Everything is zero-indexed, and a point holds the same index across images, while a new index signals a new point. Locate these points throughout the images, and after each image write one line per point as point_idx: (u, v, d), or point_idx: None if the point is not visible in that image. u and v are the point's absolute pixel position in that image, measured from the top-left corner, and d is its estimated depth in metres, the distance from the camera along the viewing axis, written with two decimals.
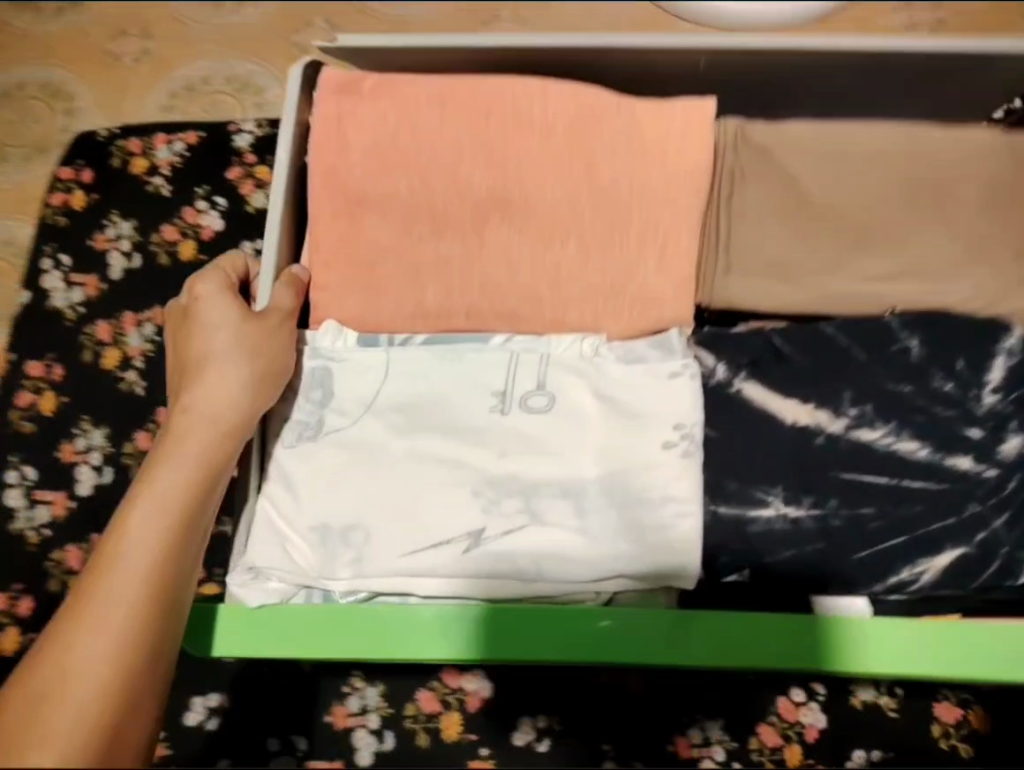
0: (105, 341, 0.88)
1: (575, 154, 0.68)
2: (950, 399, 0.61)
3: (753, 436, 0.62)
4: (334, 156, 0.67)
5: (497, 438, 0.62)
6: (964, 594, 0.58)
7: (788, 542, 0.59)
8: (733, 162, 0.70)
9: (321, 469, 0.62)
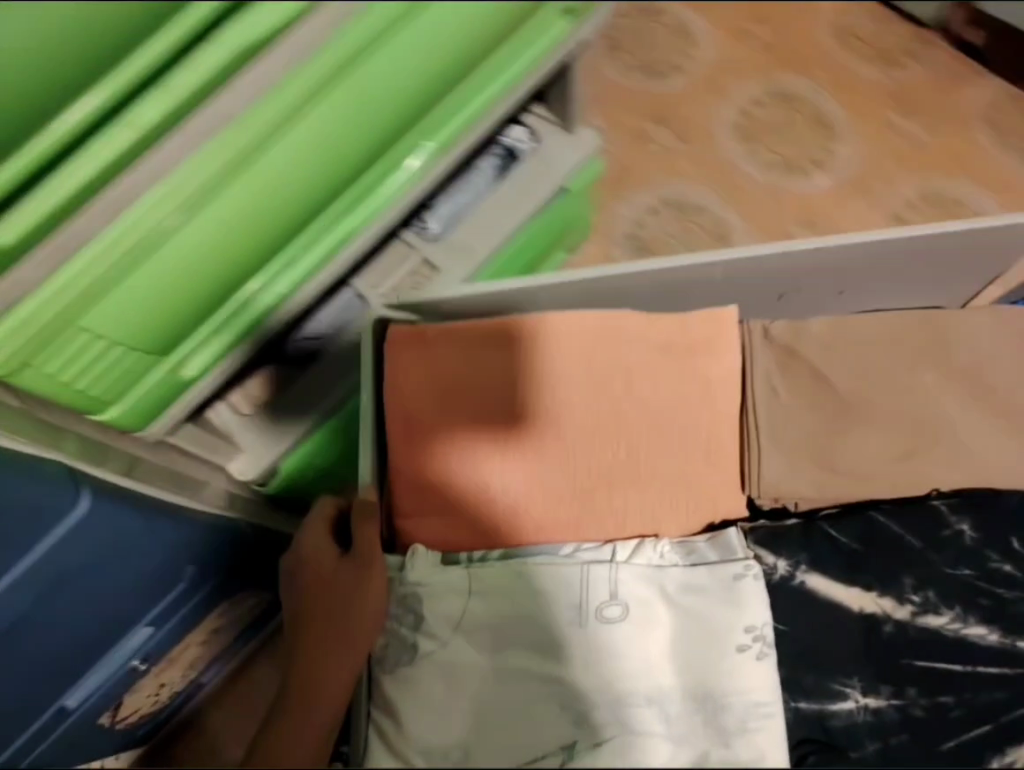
0: None
1: (618, 374, 0.74)
2: (1010, 580, 0.66)
3: (827, 627, 0.65)
4: (412, 396, 0.75)
5: (581, 652, 0.65)
6: None
7: (876, 737, 0.63)
8: (765, 359, 0.76)
9: (421, 692, 0.66)
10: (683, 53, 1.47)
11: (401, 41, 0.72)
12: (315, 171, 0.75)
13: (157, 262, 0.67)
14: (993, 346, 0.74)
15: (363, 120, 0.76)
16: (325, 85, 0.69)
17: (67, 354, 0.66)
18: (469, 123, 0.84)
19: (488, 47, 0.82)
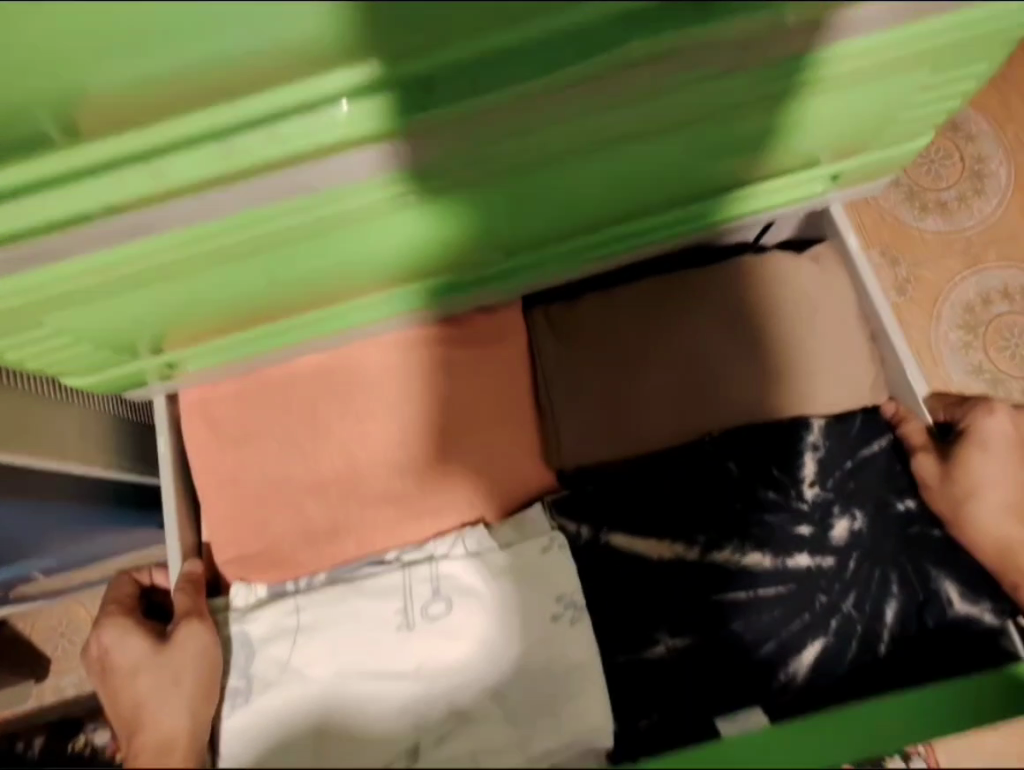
0: None
1: (415, 380, 0.75)
2: (776, 504, 0.74)
3: (627, 584, 0.72)
4: (207, 462, 0.75)
5: (410, 656, 0.67)
6: (838, 674, 0.70)
7: (677, 673, 0.70)
8: (545, 341, 0.79)
9: (267, 726, 0.66)
10: (978, 170, 1.14)
11: (563, 174, 0.57)
12: (301, 286, 0.63)
13: (108, 302, 0.57)
14: (746, 295, 0.80)
15: (434, 244, 0.62)
16: (281, 239, 0.55)
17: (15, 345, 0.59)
18: (643, 241, 0.72)
19: (692, 194, 0.66)
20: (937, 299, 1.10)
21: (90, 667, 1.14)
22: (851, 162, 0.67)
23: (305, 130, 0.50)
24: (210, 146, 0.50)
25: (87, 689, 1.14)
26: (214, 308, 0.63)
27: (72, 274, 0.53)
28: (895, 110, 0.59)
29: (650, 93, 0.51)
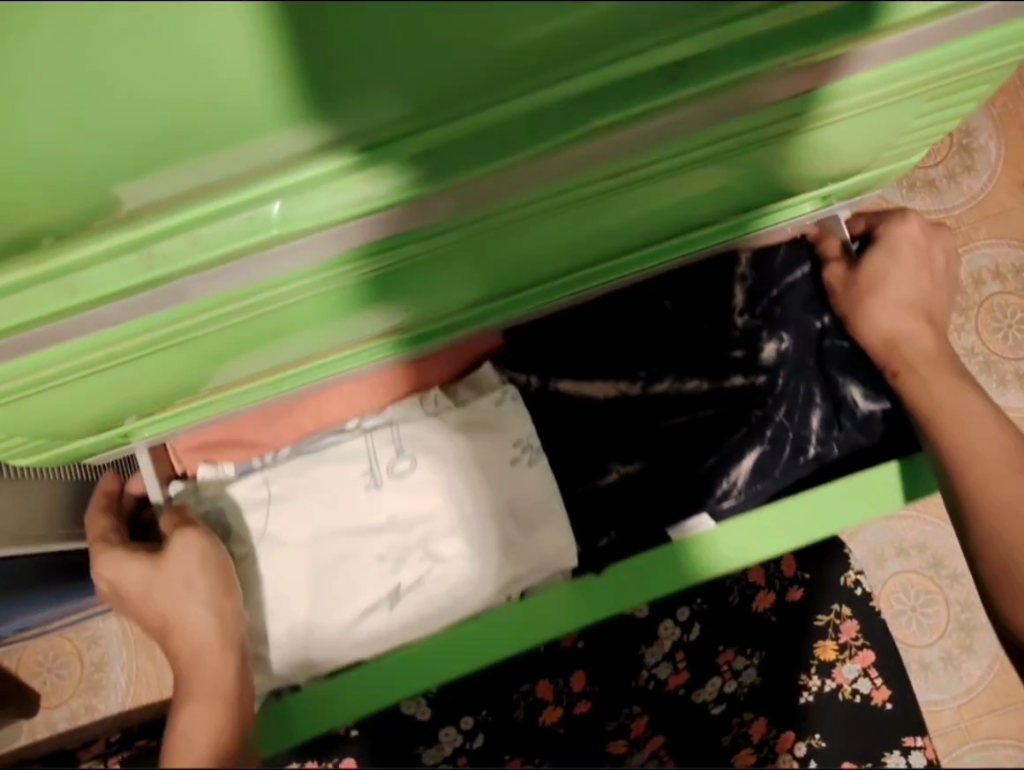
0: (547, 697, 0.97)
1: None
2: (710, 335, 0.78)
3: (575, 421, 0.77)
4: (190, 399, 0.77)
5: (377, 509, 0.71)
6: (772, 479, 0.75)
7: (631, 498, 0.75)
8: None
9: (258, 573, 0.69)
10: (965, 144, 1.15)
11: (542, 224, 0.55)
12: (278, 354, 0.62)
13: (65, 390, 0.54)
14: None
15: (413, 301, 0.60)
16: (228, 317, 0.52)
17: None
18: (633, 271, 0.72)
19: (668, 230, 0.66)
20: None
21: (81, 697, 1.15)
22: (836, 185, 0.67)
23: (243, 227, 0.47)
24: (150, 249, 0.47)
25: (82, 720, 1.15)
26: (177, 381, 0.59)
27: (36, 372, 0.51)
28: (891, 136, 0.59)
29: (630, 150, 0.50)
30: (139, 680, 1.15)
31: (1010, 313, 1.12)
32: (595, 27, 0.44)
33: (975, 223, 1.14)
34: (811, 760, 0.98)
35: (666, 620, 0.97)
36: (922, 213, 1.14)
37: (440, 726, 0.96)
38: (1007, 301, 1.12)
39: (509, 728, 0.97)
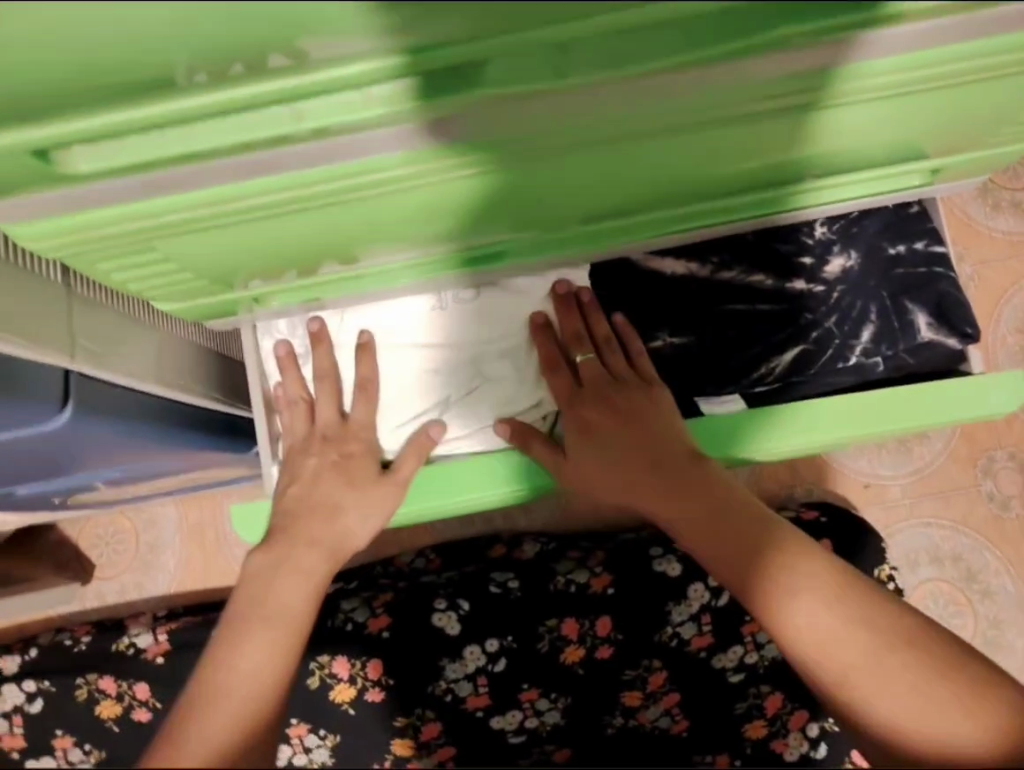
0: (572, 636, 1.01)
1: None
2: (787, 238, 0.81)
3: (640, 290, 0.81)
4: None
5: (447, 337, 0.79)
6: (808, 377, 0.79)
7: (672, 364, 0.80)
8: None
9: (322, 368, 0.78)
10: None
11: (685, 143, 0.56)
12: (404, 240, 0.64)
13: (229, 229, 0.56)
14: None
15: (539, 203, 0.62)
16: (379, 181, 0.53)
17: (118, 264, 0.57)
18: (750, 214, 0.73)
19: (790, 176, 0.66)
20: (999, 302, 1.13)
21: (132, 575, 1.19)
22: (951, 158, 0.68)
23: (417, 89, 0.46)
24: (371, 89, 0.46)
25: (127, 597, 1.18)
26: (313, 245, 0.62)
27: (213, 203, 0.52)
28: (1016, 106, 0.60)
29: (784, 74, 0.50)
30: (188, 567, 1.18)
31: None
32: None
33: None
34: (822, 741, 1.02)
35: (697, 582, 1.01)
36: (1007, 230, 1.15)
37: (466, 643, 1.01)
38: None
39: (531, 658, 1.01)
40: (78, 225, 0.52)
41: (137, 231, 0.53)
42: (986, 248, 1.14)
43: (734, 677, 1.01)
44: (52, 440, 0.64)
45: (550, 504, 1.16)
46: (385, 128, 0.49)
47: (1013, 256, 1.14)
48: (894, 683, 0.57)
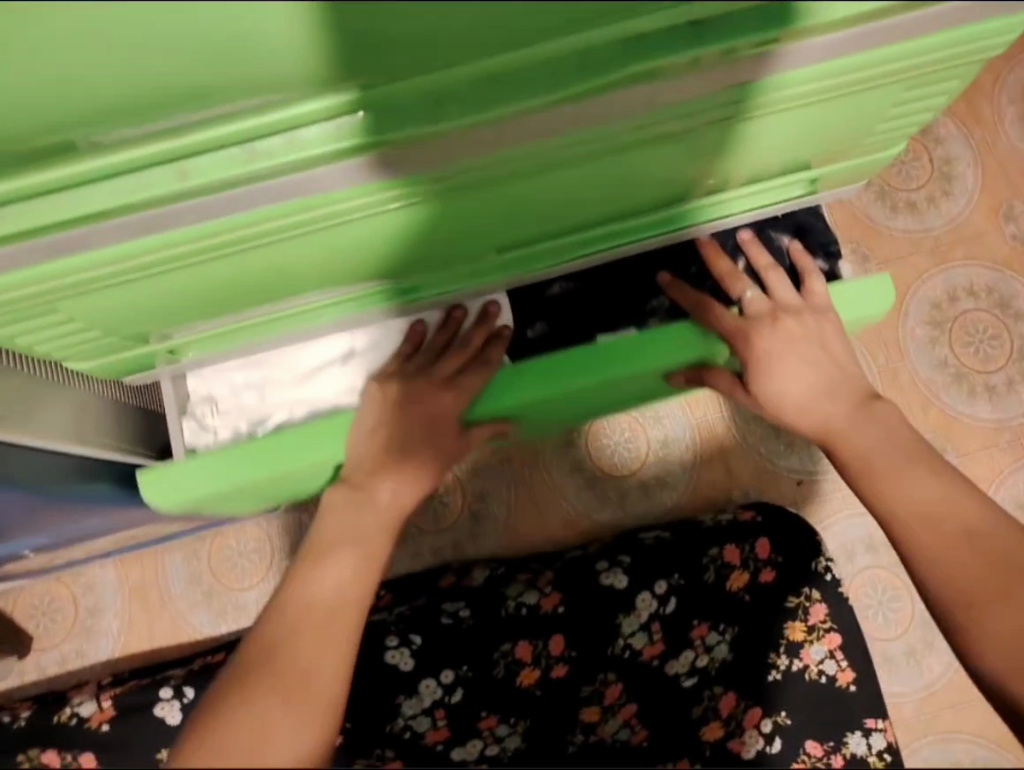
0: (527, 657, 1.02)
1: None
2: None
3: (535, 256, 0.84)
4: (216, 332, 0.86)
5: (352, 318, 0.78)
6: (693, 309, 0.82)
7: (568, 308, 0.83)
8: None
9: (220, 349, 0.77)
10: (944, 172, 1.23)
11: (573, 176, 0.59)
12: (319, 282, 0.66)
13: (133, 285, 0.56)
14: None
15: (445, 241, 0.64)
16: (280, 231, 0.54)
17: (27, 327, 0.56)
18: (659, 231, 0.75)
19: (678, 195, 0.70)
20: (904, 295, 1.20)
21: (72, 642, 1.15)
22: (825, 168, 0.73)
23: (301, 143, 0.49)
24: (255, 145, 0.49)
25: (68, 666, 1.14)
26: (219, 294, 0.62)
27: (114, 262, 0.52)
28: (871, 120, 0.64)
29: (648, 112, 0.53)
30: (131, 628, 1.15)
31: (983, 329, 1.20)
32: None
33: (954, 241, 1.21)
34: (777, 736, 1.03)
35: (643, 592, 1.03)
36: (905, 228, 1.21)
37: (421, 677, 1.01)
38: (981, 317, 1.20)
39: (488, 685, 1.02)
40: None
41: (39, 296, 0.53)
42: (886, 246, 1.21)
43: (689, 682, 1.03)
44: None
45: (496, 529, 1.18)
46: (274, 178, 0.50)
47: (913, 253, 1.21)
48: (866, 427, 0.70)
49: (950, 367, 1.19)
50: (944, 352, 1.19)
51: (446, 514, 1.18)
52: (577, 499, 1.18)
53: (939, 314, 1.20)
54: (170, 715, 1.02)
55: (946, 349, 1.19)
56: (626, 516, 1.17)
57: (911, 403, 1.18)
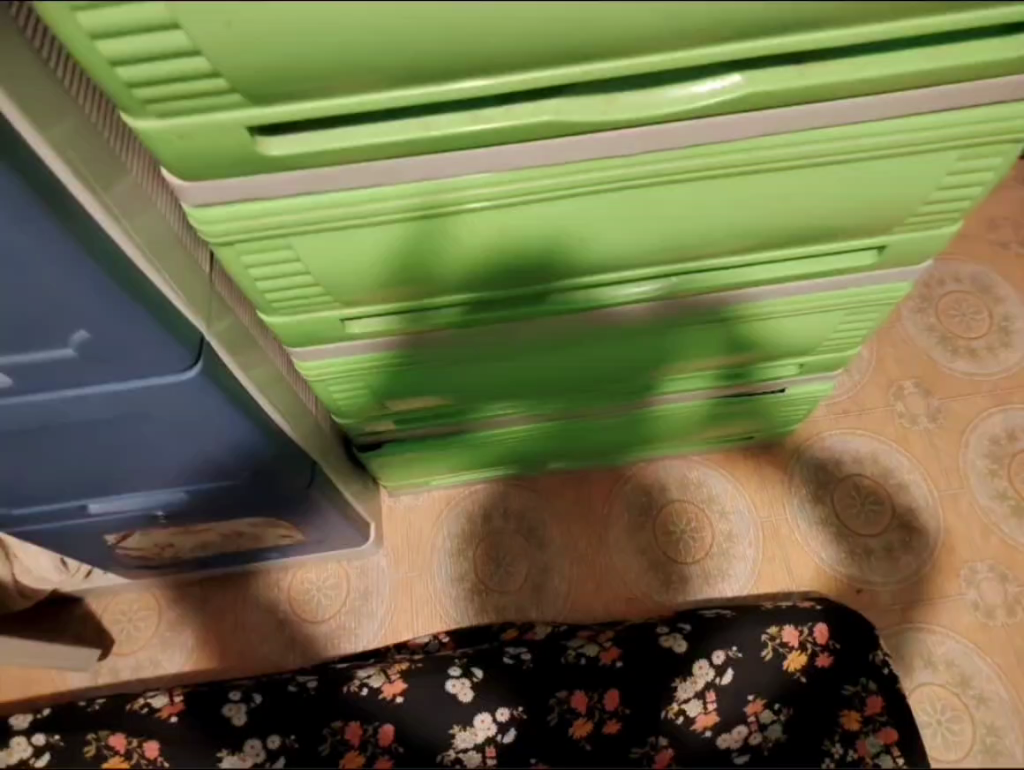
0: (580, 709, 1.07)
1: None
2: None
3: None
4: None
5: None
6: (765, 306, 0.89)
7: None
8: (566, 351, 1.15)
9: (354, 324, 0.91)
10: (1004, 327, 1.35)
11: (693, 195, 0.71)
12: (454, 286, 0.80)
13: (352, 231, 0.70)
14: None
15: (568, 256, 0.77)
16: (474, 203, 0.68)
17: (264, 257, 0.71)
18: (764, 281, 0.85)
19: (762, 245, 0.79)
20: (965, 429, 1.28)
21: (147, 651, 1.21)
22: (890, 238, 0.80)
23: (520, 112, 0.61)
24: (479, 114, 0.61)
25: (140, 675, 1.20)
26: (392, 279, 0.77)
27: (350, 200, 0.66)
28: (930, 198, 0.75)
29: (733, 143, 0.66)
30: (204, 646, 1.21)
31: None
32: (749, 38, 0.57)
33: (1011, 384, 1.31)
34: None
35: (702, 659, 1.07)
36: (965, 370, 1.32)
37: (477, 712, 1.07)
38: None
39: (540, 731, 1.07)
40: (247, 214, 0.66)
41: (282, 224, 0.67)
42: (949, 384, 1.31)
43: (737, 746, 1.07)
44: (178, 394, 0.74)
45: (559, 598, 1.23)
46: (482, 146, 0.63)
47: (972, 393, 1.31)
48: None
49: (1009, 500, 1.24)
50: (1003, 485, 1.25)
51: (512, 578, 1.24)
52: (641, 582, 1.23)
53: (997, 449, 1.27)
54: (236, 717, 1.06)
55: (1005, 483, 1.25)
56: (685, 602, 1.21)
57: (971, 529, 1.23)
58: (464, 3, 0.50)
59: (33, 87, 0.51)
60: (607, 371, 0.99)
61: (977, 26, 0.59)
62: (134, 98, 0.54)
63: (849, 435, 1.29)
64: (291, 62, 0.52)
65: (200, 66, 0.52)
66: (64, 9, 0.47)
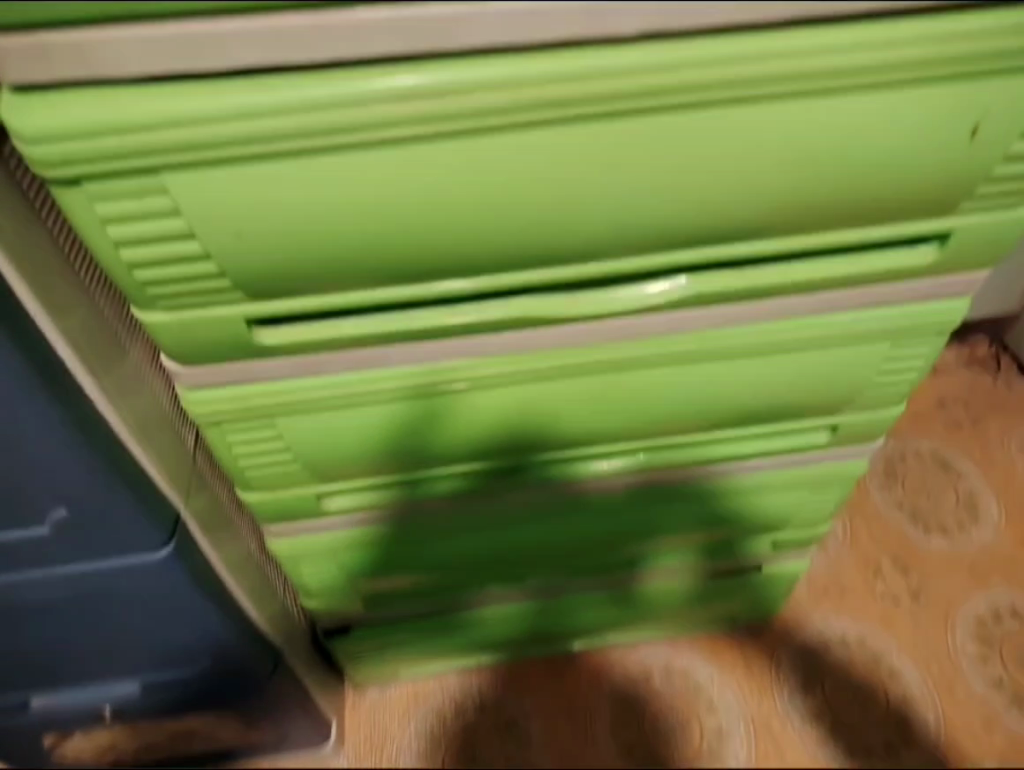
0: None
1: None
2: None
3: None
4: None
5: None
6: (732, 485, 0.92)
7: None
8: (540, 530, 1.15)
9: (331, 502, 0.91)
10: (970, 499, 1.35)
11: (653, 380, 0.76)
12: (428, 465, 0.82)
13: (331, 413, 0.73)
14: None
15: (538, 436, 0.80)
16: (450, 386, 0.73)
17: (246, 436, 0.74)
18: (728, 458, 0.88)
19: (723, 425, 0.83)
20: (949, 611, 1.26)
21: None
22: (842, 418, 0.85)
23: (490, 306, 0.67)
24: (455, 307, 0.66)
25: None
26: (367, 459, 0.79)
27: (332, 384, 0.70)
28: (874, 382, 0.81)
29: (687, 333, 0.72)
30: None
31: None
32: (695, 245, 0.64)
33: (986, 560, 1.29)
34: None
35: None
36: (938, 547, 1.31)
37: None
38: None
39: None
40: (234, 397, 0.70)
41: (266, 407, 0.71)
42: (926, 562, 1.30)
43: None
44: (148, 573, 0.74)
45: None
46: (458, 335, 0.68)
47: (950, 571, 1.29)
48: None
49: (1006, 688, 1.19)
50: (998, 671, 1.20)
51: None
52: None
53: (984, 631, 1.24)
54: None
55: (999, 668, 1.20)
56: None
57: (970, 722, 1.16)
58: (440, 218, 0.57)
59: (58, 287, 0.56)
60: (581, 550, 0.99)
61: (894, 240, 0.67)
62: (146, 294, 0.59)
63: (834, 618, 1.26)
64: (286, 263, 0.58)
65: (208, 268, 0.57)
66: (96, 222, 0.53)
